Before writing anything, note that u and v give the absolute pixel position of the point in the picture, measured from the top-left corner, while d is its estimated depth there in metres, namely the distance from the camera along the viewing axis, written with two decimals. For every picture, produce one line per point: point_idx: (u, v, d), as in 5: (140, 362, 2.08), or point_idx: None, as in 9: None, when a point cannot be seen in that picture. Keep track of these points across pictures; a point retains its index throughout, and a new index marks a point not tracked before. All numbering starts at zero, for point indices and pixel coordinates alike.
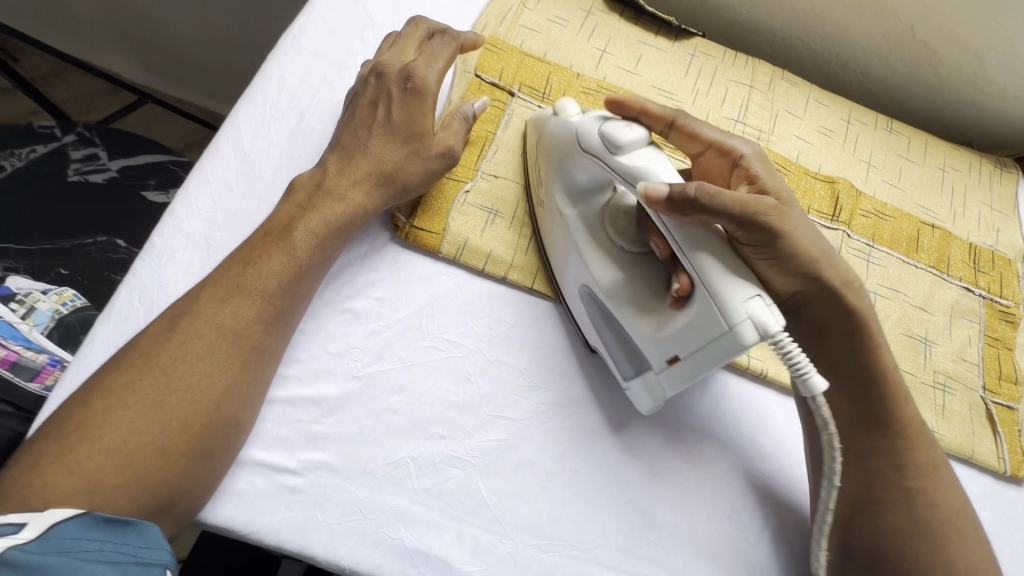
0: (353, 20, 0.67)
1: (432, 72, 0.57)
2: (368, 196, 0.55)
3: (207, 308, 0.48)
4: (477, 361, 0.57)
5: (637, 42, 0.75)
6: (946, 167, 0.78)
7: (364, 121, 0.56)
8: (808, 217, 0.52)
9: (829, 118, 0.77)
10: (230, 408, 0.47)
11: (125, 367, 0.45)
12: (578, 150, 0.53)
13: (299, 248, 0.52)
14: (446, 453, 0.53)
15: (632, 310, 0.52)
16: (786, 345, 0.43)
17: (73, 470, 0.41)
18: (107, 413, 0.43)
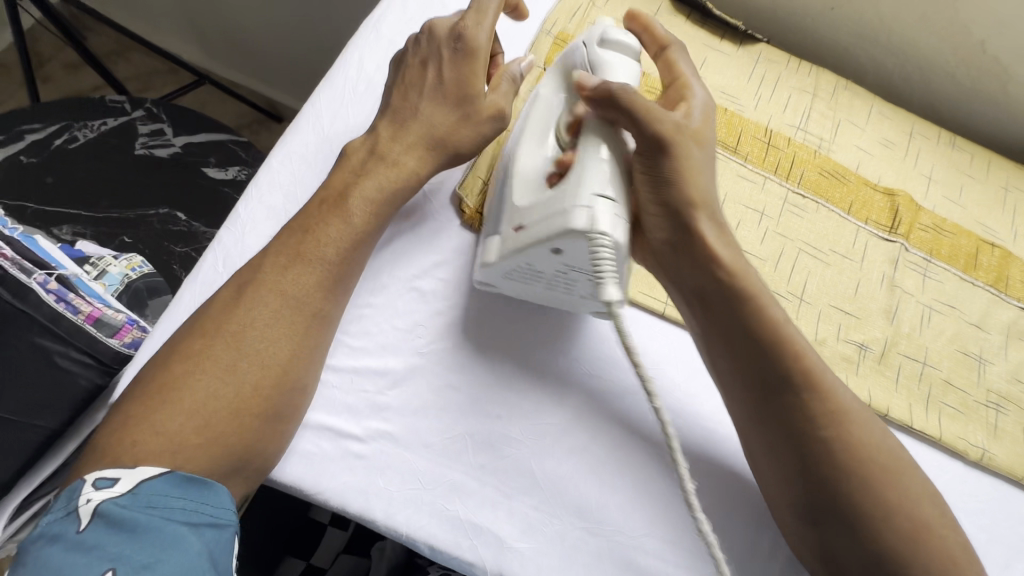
0: (430, 10, 0.69)
1: (478, 29, 0.56)
2: (420, 161, 0.56)
3: (271, 272, 0.50)
4: (534, 346, 0.59)
5: (703, 45, 0.75)
6: (1009, 187, 0.77)
7: (415, 84, 0.57)
8: (706, 172, 0.54)
9: (891, 130, 0.77)
10: (295, 373, 0.49)
11: (200, 334, 0.48)
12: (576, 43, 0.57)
13: (354, 211, 0.53)
14: (501, 433, 0.55)
15: (522, 181, 0.54)
16: (597, 240, 0.46)
17: (159, 428, 0.44)
18: (185, 377, 0.46)
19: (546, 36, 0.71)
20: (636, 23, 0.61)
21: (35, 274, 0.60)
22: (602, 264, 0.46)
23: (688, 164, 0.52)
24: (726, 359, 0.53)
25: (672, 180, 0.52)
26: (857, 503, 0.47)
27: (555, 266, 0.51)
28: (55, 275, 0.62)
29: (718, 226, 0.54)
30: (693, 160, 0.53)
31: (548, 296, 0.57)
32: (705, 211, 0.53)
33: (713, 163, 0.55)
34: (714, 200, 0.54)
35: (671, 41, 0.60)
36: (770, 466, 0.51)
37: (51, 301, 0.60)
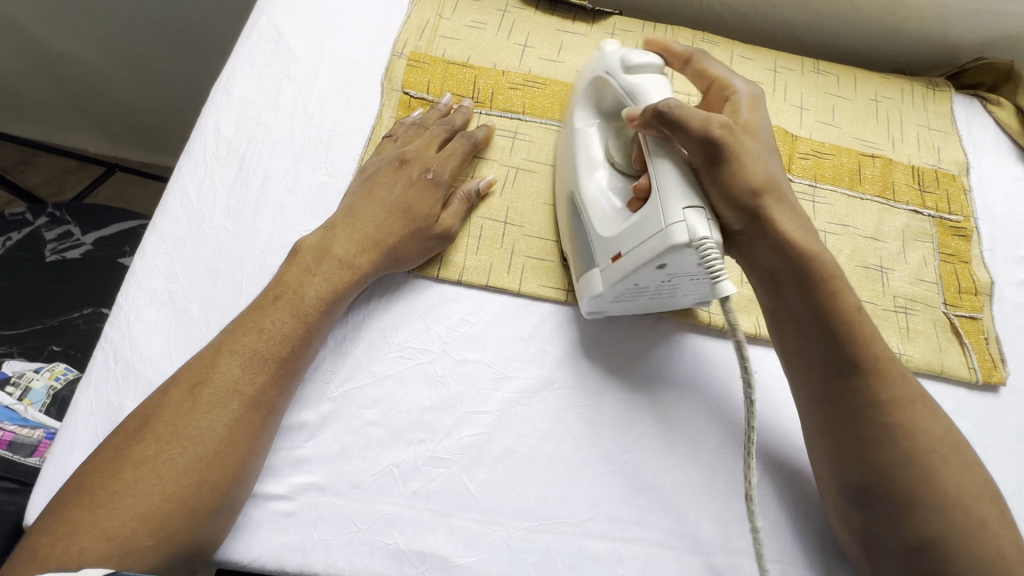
0: (278, 61, 0.69)
1: (447, 162, 0.64)
2: (373, 262, 0.59)
3: (223, 367, 0.51)
4: (445, 363, 0.59)
5: (556, 31, 0.77)
6: (879, 97, 0.80)
7: (379, 196, 0.62)
8: (769, 163, 0.54)
9: (755, 70, 0.79)
10: (248, 465, 0.50)
11: (152, 435, 0.47)
12: (600, 74, 0.61)
13: (307, 298, 0.56)
14: (427, 455, 0.55)
15: (596, 211, 0.58)
16: (705, 250, 0.47)
17: (112, 532, 0.43)
18: (138, 482, 0.45)
19: (399, 57, 0.71)
20: (656, 48, 0.63)
21: None
22: (713, 263, 0.47)
23: (748, 148, 0.52)
24: (802, 344, 0.54)
25: (737, 168, 0.51)
26: (912, 493, 0.47)
27: (658, 279, 0.53)
28: None
29: (789, 210, 0.54)
30: (752, 147, 0.53)
31: (653, 304, 0.59)
32: (773, 189, 0.53)
33: (768, 145, 0.56)
34: (778, 181, 0.54)
35: (691, 52, 0.62)
36: (834, 453, 0.52)
37: None
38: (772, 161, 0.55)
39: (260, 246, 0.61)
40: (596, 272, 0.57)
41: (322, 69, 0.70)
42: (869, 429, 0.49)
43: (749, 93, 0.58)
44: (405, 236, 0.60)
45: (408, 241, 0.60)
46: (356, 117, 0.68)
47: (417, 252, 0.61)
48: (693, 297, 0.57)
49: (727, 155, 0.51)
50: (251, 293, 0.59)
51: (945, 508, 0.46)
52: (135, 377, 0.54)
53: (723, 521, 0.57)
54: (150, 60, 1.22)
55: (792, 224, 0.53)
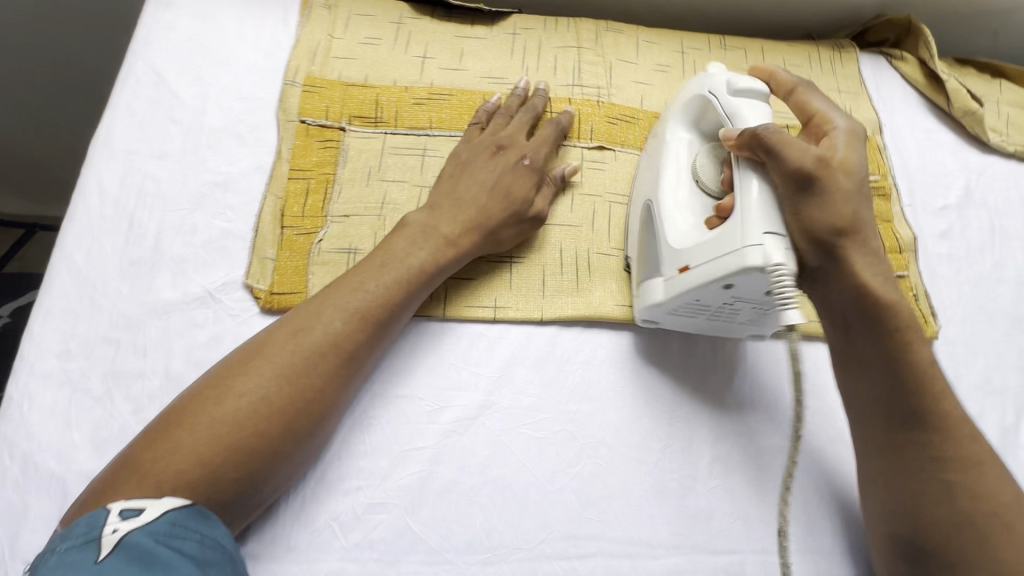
0: (160, 105, 0.65)
1: (539, 149, 0.64)
2: (427, 258, 0.56)
3: (328, 320, 0.52)
4: (375, 403, 0.57)
5: (455, 38, 0.74)
6: (788, 67, 0.80)
7: (482, 177, 0.61)
8: (862, 204, 0.51)
9: (663, 54, 0.78)
10: (304, 428, 0.49)
11: (255, 374, 0.48)
12: (701, 92, 0.59)
13: (406, 266, 0.55)
14: (367, 502, 0.53)
15: (667, 224, 0.57)
16: (778, 278, 0.47)
17: (184, 468, 0.42)
18: (194, 429, 0.44)
19: (292, 85, 0.67)
20: (762, 73, 0.61)
21: None
22: (785, 292, 0.47)
23: (836, 188, 0.49)
24: (861, 384, 0.52)
25: (820, 205, 0.49)
26: (966, 552, 0.46)
27: (722, 298, 0.53)
28: None
29: (872, 256, 0.51)
30: (842, 185, 0.50)
31: (707, 324, 0.59)
32: (857, 232, 0.50)
33: (862, 187, 0.51)
34: (863, 226, 0.50)
35: (801, 83, 0.58)
36: (889, 499, 0.50)
37: None
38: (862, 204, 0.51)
39: (161, 307, 0.57)
40: (659, 279, 0.57)
41: (210, 108, 0.66)
42: (933, 490, 0.48)
43: (849, 129, 0.53)
44: (508, 216, 0.60)
45: (505, 223, 0.60)
46: (252, 154, 0.64)
47: (512, 234, 0.61)
48: (752, 324, 0.58)
49: (809, 189, 0.49)
50: (156, 359, 0.55)
51: (1002, 570, 0.45)
52: (34, 470, 0.50)
53: (678, 521, 0.56)
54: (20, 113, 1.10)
55: (872, 269, 0.50)
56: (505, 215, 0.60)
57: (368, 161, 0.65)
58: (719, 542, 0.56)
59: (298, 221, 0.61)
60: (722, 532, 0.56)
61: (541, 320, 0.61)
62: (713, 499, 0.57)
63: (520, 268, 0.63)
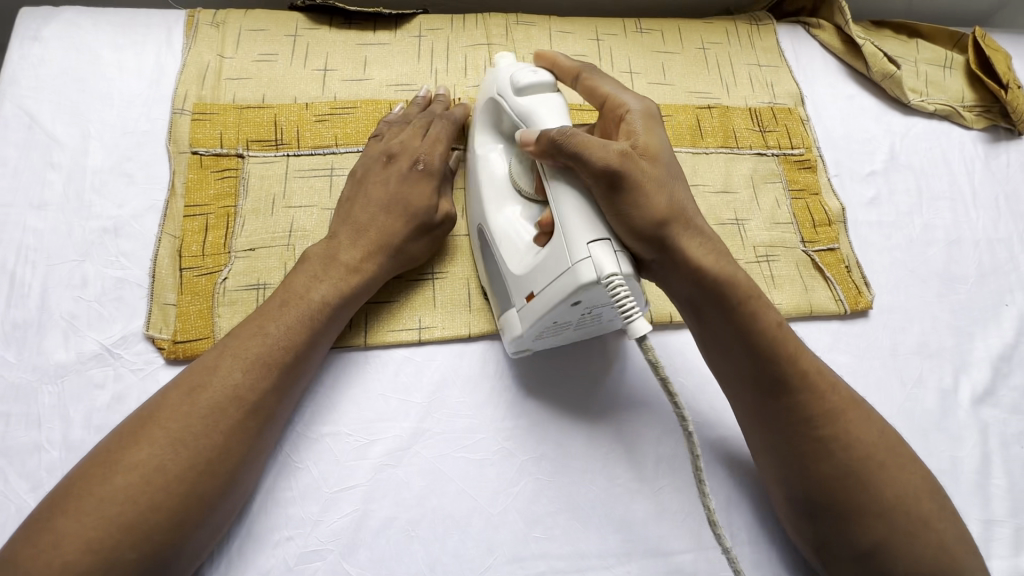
0: (36, 149, 0.60)
1: (434, 149, 0.61)
2: (329, 291, 0.54)
3: (226, 371, 0.49)
4: (299, 445, 0.54)
5: (357, 46, 0.70)
6: (705, 44, 0.78)
7: (377, 194, 0.58)
8: (670, 180, 0.50)
9: (577, 43, 0.75)
10: (213, 494, 0.46)
11: (146, 443, 0.45)
12: (495, 95, 0.58)
13: (309, 305, 0.53)
14: (299, 552, 0.50)
15: (508, 249, 0.54)
16: (616, 290, 0.44)
17: (72, 558, 0.40)
18: (78, 512, 0.42)
19: (181, 114, 0.63)
20: (545, 63, 0.59)
21: None
22: (624, 303, 0.44)
23: (638, 178, 0.48)
24: (723, 362, 0.51)
25: (636, 202, 0.47)
26: (850, 500, 0.47)
27: (578, 314, 0.50)
28: None
29: (696, 232, 0.50)
30: (652, 168, 0.49)
31: (586, 330, 0.56)
32: (676, 213, 0.49)
33: (666, 164, 0.51)
34: (683, 203, 0.50)
35: (583, 68, 0.58)
36: (783, 470, 0.50)
37: None
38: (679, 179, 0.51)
39: (53, 371, 0.53)
40: (513, 313, 0.54)
41: (92, 147, 0.61)
42: (816, 453, 0.48)
43: (642, 108, 0.53)
44: (410, 230, 0.58)
45: (410, 238, 0.58)
46: (143, 193, 0.60)
47: (421, 247, 0.59)
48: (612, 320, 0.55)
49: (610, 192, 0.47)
50: (52, 429, 0.51)
51: (888, 511, 0.46)
52: None
53: (627, 528, 0.55)
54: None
55: (699, 248, 0.49)
56: (409, 231, 0.57)
57: (271, 187, 0.61)
58: (671, 544, 0.55)
59: (198, 260, 0.57)
60: (672, 534, 0.55)
61: (469, 337, 0.59)
62: (661, 500, 0.56)
63: (443, 283, 0.61)
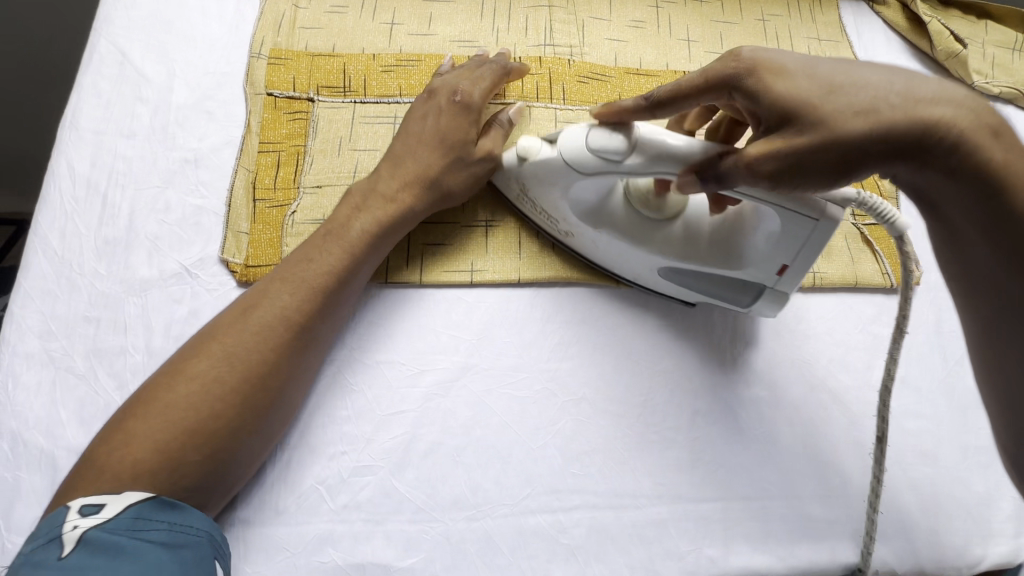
0: (126, 84, 0.65)
1: (473, 86, 0.62)
2: (373, 223, 0.57)
3: (276, 296, 0.52)
4: (356, 369, 0.57)
5: (423, 2, 0.73)
6: (765, 16, 0.78)
7: (415, 133, 0.61)
8: (857, 96, 0.41)
9: (637, 9, 0.76)
10: (265, 406, 0.50)
11: (205, 355, 0.49)
12: (575, 173, 0.53)
13: (351, 237, 0.56)
14: (352, 465, 0.54)
15: (717, 258, 0.56)
16: (875, 202, 0.45)
17: (140, 458, 0.44)
18: (145, 419, 0.46)
19: (258, 58, 0.67)
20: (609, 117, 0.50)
21: None
22: (886, 211, 0.44)
23: (855, 113, 0.41)
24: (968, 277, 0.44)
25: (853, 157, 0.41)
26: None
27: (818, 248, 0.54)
28: None
29: (938, 94, 0.41)
30: (838, 88, 0.42)
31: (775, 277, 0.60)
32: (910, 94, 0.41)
33: (826, 69, 0.42)
34: (887, 92, 0.41)
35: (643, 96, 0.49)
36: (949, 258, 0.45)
37: None
38: (859, 65, 0.43)
39: (138, 284, 0.57)
40: (769, 290, 0.57)
41: (177, 85, 0.65)
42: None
43: (736, 65, 0.45)
44: (448, 162, 0.59)
45: (450, 170, 0.59)
46: (221, 130, 0.64)
47: (461, 180, 0.60)
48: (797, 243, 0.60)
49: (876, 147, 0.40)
50: (136, 336, 0.56)
51: None
52: (25, 447, 0.51)
53: (660, 473, 0.57)
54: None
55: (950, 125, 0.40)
56: (446, 166, 0.59)
57: (338, 131, 0.65)
58: (702, 492, 0.56)
59: (270, 194, 0.61)
60: (705, 482, 0.57)
61: (518, 283, 0.62)
62: (694, 450, 0.58)
63: (496, 231, 0.63)
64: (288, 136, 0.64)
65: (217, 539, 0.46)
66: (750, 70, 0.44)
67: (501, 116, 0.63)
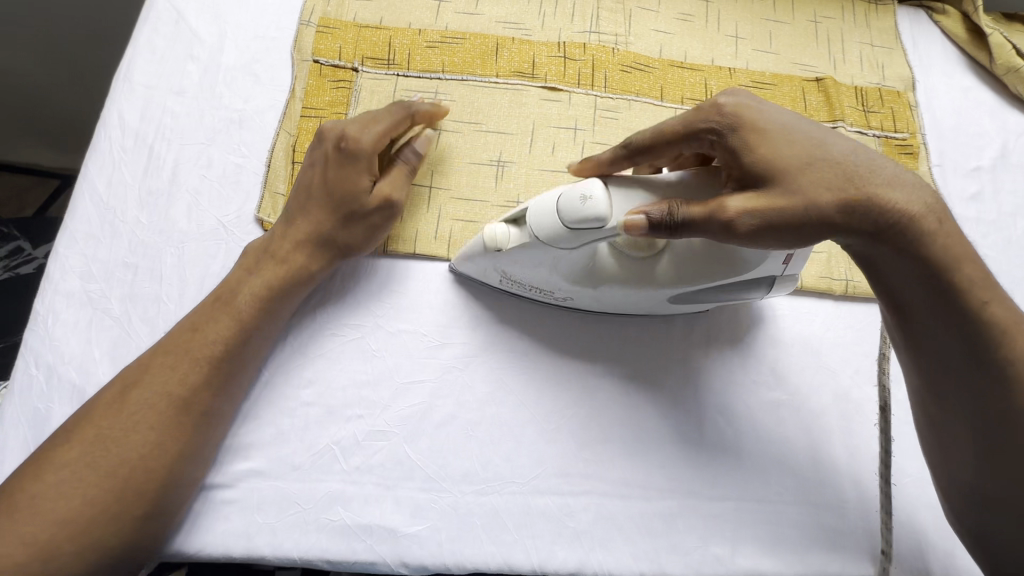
0: (179, 41, 0.66)
1: (363, 129, 0.56)
2: (281, 278, 0.55)
3: (158, 373, 0.50)
4: (379, 336, 0.58)
5: None
6: (818, 18, 0.76)
7: (307, 188, 0.58)
8: (815, 159, 0.45)
9: (686, 2, 0.75)
10: (164, 475, 0.48)
11: (78, 441, 0.47)
12: (555, 249, 0.50)
13: (244, 312, 0.54)
14: (367, 430, 0.55)
15: (721, 270, 0.50)
16: None
17: (36, 535, 0.43)
18: (38, 496, 0.45)
19: (307, 25, 0.68)
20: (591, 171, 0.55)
21: None
22: None
23: (821, 177, 0.44)
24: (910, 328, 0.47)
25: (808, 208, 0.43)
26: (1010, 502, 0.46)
27: None
28: None
29: (882, 167, 0.45)
30: (812, 161, 0.44)
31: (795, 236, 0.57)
32: (862, 165, 0.44)
33: (807, 133, 0.45)
34: (846, 157, 0.45)
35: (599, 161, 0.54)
36: (890, 310, 0.49)
37: None
38: (826, 130, 0.46)
39: (177, 236, 0.59)
40: (778, 278, 0.54)
41: (227, 46, 0.67)
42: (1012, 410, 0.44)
43: (719, 118, 0.47)
44: (341, 220, 0.56)
45: (346, 225, 0.57)
46: (267, 93, 0.65)
47: (357, 233, 0.57)
48: None
49: (835, 208, 0.43)
50: (171, 285, 0.57)
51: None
52: (58, 381, 0.53)
53: (672, 467, 0.56)
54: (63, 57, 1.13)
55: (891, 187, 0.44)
56: (342, 224, 0.57)
57: (380, 103, 0.66)
58: (713, 489, 0.56)
59: None
60: (717, 481, 0.56)
61: None
62: (709, 447, 0.57)
63: None
64: (330, 103, 0.65)
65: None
66: (728, 128, 0.47)
67: (406, 150, 0.59)
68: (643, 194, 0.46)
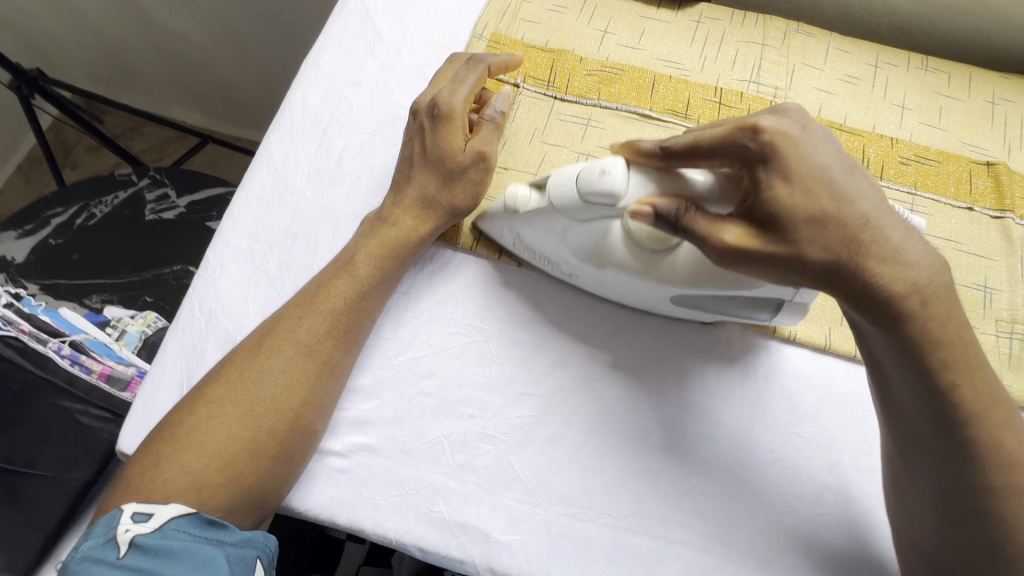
0: (364, 38, 0.72)
1: (449, 93, 0.60)
2: (407, 250, 0.59)
3: (291, 324, 0.54)
4: (501, 343, 0.60)
5: (639, 18, 0.75)
6: (996, 99, 0.72)
7: (405, 158, 0.62)
8: (841, 189, 0.44)
9: (853, 65, 0.73)
10: (305, 419, 0.52)
11: (223, 381, 0.52)
12: (568, 218, 0.53)
13: (361, 271, 0.57)
14: (476, 431, 0.57)
15: (724, 285, 0.52)
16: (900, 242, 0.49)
17: (195, 467, 0.48)
18: (194, 432, 0.49)
19: (478, 39, 0.72)
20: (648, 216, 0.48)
21: (49, 343, 0.75)
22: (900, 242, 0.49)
23: (830, 234, 0.43)
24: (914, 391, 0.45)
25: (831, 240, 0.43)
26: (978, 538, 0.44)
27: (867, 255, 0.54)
28: (69, 342, 0.77)
29: (902, 229, 0.44)
30: (827, 215, 0.43)
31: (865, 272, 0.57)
32: (878, 222, 0.43)
33: (836, 180, 0.44)
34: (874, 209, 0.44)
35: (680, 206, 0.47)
36: (882, 367, 0.48)
37: (66, 365, 0.75)
38: (857, 178, 0.45)
39: (335, 215, 0.64)
40: (787, 303, 0.54)
41: (404, 48, 0.72)
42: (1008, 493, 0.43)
43: (757, 136, 0.46)
44: (444, 179, 0.60)
45: (450, 185, 0.60)
46: None
47: (460, 191, 0.60)
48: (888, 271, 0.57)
49: (818, 266, 0.44)
50: (322, 258, 0.62)
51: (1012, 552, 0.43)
52: (215, 326, 0.59)
53: (771, 537, 0.54)
54: (233, 36, 1.25)
55: (910, 243, 0.43)
56: (442, 182, 0.60)
57: (536, 121, 0.69)
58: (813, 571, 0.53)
59: None
60: (819, 562, 0.53)
61: None
62: (814, 525, 0.54)
63: None
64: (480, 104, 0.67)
65: (269, 552, 0.50)
66: (761, 155, 0.45)
67: (487, 109, 0.62)
68: (649, 185, 0.49)
